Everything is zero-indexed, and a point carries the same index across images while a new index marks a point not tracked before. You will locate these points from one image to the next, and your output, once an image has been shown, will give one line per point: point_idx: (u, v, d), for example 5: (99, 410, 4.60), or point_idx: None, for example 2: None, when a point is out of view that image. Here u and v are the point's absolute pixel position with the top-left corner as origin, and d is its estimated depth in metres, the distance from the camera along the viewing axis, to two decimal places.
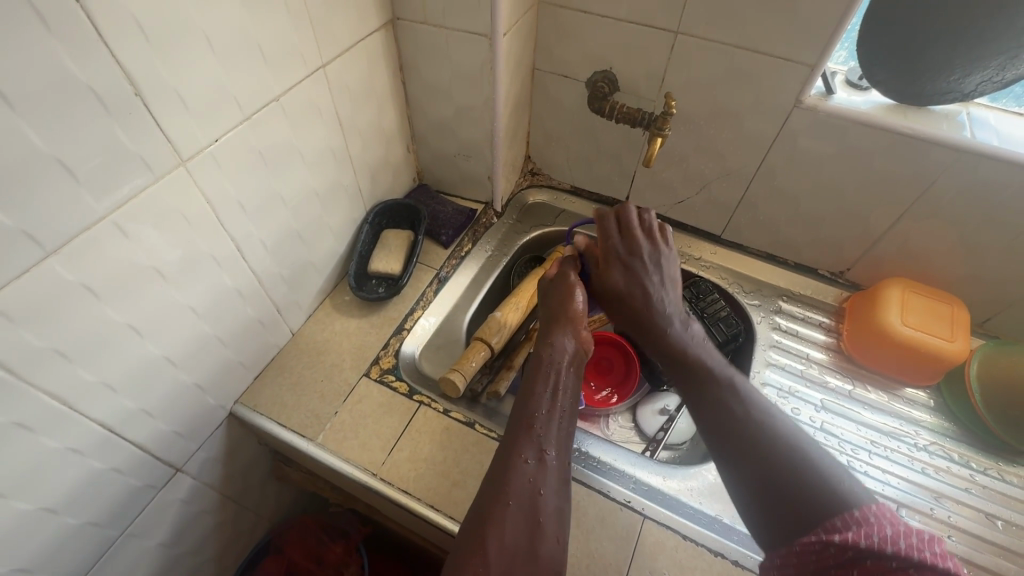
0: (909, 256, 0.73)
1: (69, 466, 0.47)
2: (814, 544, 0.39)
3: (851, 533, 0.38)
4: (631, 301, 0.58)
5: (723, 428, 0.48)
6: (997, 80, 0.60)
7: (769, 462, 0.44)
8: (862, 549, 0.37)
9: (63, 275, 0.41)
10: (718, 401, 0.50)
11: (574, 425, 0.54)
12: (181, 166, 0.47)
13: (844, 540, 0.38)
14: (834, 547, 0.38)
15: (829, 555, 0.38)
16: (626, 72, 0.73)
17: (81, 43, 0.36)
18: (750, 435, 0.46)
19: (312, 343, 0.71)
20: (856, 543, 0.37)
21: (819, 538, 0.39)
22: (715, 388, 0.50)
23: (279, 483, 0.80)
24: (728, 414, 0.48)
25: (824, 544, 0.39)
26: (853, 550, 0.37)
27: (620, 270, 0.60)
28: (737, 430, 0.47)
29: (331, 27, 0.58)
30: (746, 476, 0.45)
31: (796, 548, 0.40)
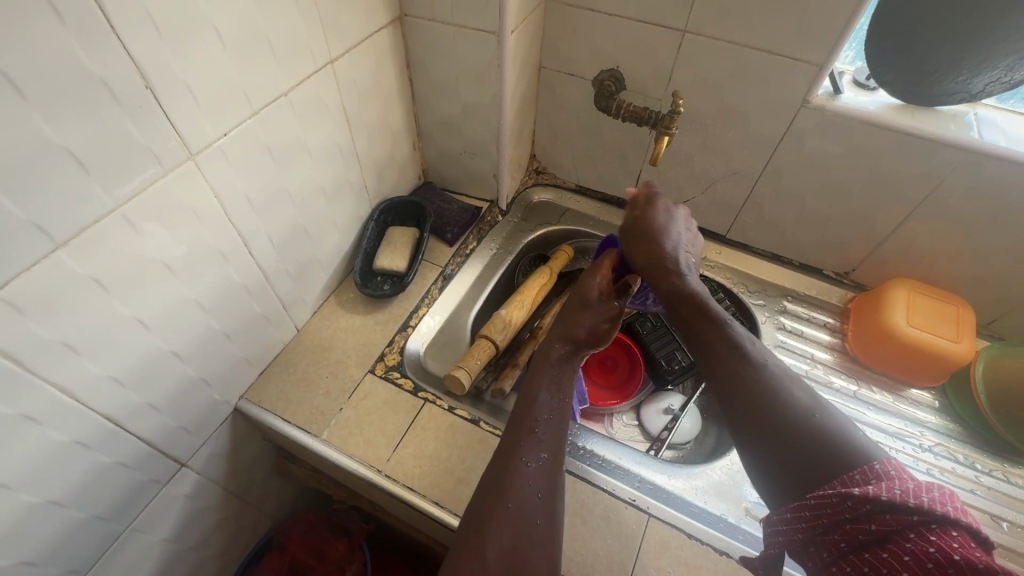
0: (915, 257, 0.73)
1: (75, 459, 0.47)
2: (831, 497, 0.38)
3: (872, 486, 0.37)
4: (654, 245, 0.62)
5: (736, 392, 0.47)
6: (1005, 81, 0.59)
7: (781, 428, 0.44)
8: (882, 503, 0.36)
9: (73, 267, 0.41)
10: (730, 363, 0.49)
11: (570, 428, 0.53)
12: (191, 160, 0.47)
13: (864, 492, 0.37)
14: (851, 500, 0.37)
15: (845, 508, 0.37)
16: (633, 70, 0.73)
17: (95, 36, 0.37)
18: (761, 400, 0.46)
19: (318, 339, 0.71)
20: (875, 495, 0.36)
21: (837, 491, 0.38)
22: (726, 341, 0.50)
23: (283, 479, 0.80)
24: (744, 374, 0.48)
25: (841, 498, 0.38)
26: (872, 504, 0.36)
27: (664, 222, 0.64)
28: (750, 394, 0.46)
29: (341, 23, 0.58)
30: (761, 447, 0.44)
31: (810, 501, 0.39)
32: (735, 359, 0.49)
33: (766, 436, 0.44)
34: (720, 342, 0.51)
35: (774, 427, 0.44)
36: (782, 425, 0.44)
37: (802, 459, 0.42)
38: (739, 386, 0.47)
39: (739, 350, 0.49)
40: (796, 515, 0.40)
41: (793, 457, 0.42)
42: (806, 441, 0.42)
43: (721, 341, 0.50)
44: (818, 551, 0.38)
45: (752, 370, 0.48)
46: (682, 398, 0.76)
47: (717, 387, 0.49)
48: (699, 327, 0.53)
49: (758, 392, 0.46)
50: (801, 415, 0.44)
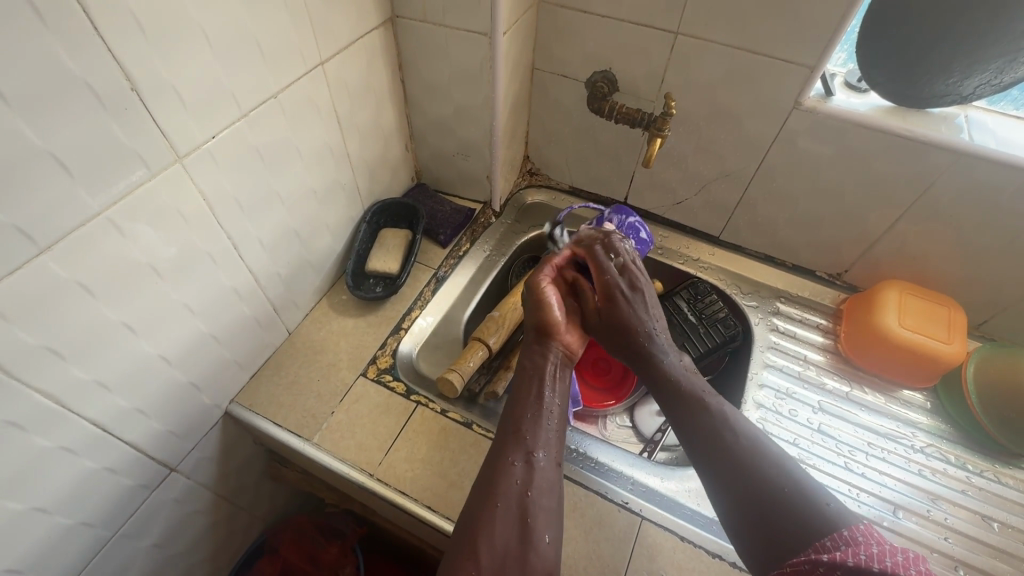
0: (907, 258, 0.74)
1: (62, 466, 0.47)
2: (803, 563, 0.41)
3: (839, 551, 0.39)
4: (630, 334, 0.58)
5: (718, 465, 0.49)
6: (995, 83, 0.60)
7: (758, 503, 0.46)
8: (849, 567, 0.38)
9: (57, 272, 0.40)
10: (711, 436, 0.50)
11: (563, 426, 0.54)
12: (178, 163, 0.46)
13: (832, 557, 0.39)
14: (821, 566, 0.39)
15: (817, 574, 0.40)
16: (625, 72, 0.73)
17: (79, 40, 0.36)
18: (740, 474, 0.47)
19: (310, 342, 0.70)
20: (842, 559, 0.39)
21: (809, 558, 0.41)
22: (708, 415, 0.51)
23: (274, 483, 0.79)
24: (727, 452, 0.49)
25: (812, 564, 0.40)
26: (841, 568, 0.38)
27: (623, 290, 0.60)
28: (730, 469, 0.48)
29: (331, 25, 0.57)
30: (736, 512, 0.47)
31: (785, 568, 0.41)
32: (718, 434, 0.50)
33: (744, 505, 0.46)
34: (702, 415, 0.52)
35: (755, 501, 0.46)
36: (762, 501, 0.45)
37: (774, 534, 0.44)
38: (723, 461, 0.48)
39: (721, 424, 0.51)
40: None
41: (766, 529, 0.44)
42: (778, 511, 0.45)
43: (702, 415, 0.52)
44: None
45: (734, 444, 0.49)
46: None
47: (699, 459, 0.50)
48: (677, 397, 0.54)
49: (738, 464, 0.48)
50: (780, 484, 0.46)
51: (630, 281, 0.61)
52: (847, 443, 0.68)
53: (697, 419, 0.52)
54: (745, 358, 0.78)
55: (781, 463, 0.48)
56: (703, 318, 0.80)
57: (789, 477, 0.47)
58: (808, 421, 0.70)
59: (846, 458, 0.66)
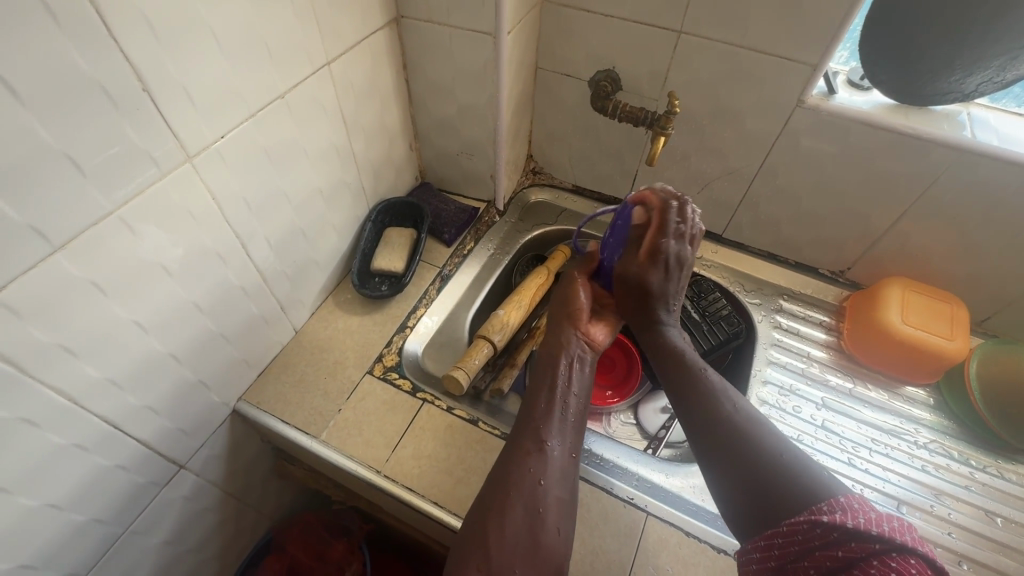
0: (909, 255, 0.74)
1: (74, 462, 0.47)
2: (801, 524, 0.41)
3: (838, 514, 0.40)
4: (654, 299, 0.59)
5: (713, 434, 0.49)
6: (998, 81, 0.60)
7: (750, 469, 0.46)
8: (847, 530, 0.38)
9: (70, 270, 0.41)
10: (708, 408, 0.51)
11: (580, 418, 0.54)
12: (188, 162, 0.47)
13: (831, 519, 0.39)
14: (820, 528, 0.40)
15: (814, 535, 0.40)
16: (628, 71, 0.73)
17: (92, 40, 0.37)
18: (734, 442, 0.48)
19: (316, 340, 0.71)
20: (841, 522, 0.39)
21: (807, 518, 0.41)
22: (705, 387, 0.52)
23: (281, 480, 0.80)
24: (723, 422, 0.49)
25: (810, 525, 0.40)
26: (839, 530, 0.39)
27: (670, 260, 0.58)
28: (724, 438, 0.48)
29: (337, 25, 0.58)
30: (728, 478, 0.47)
31: (781, 529, 0.42)
32: (714, 404, 0.51)
33: (736, 473, 0.46)
34: (701, 388, 0.52)
35: (746, 469, 0.46)
36: (756, 470, 0.45)
37: (764, 497, 0.44)
38: (718, 431, 0.49)
39: (719, 396, 0.51)
40: (768, 544, 0.42)
41: (760, 495, 0.44)
42: (771, 476, 0.45)
43: (700, 386, 0.52)
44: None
45: (731, 416, 0.50)
46: None
47: (696, 429, 0.51)
48: (677, 368, 0.55)
49: (732, 434, 0.48)
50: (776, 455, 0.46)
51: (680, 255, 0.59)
52: (851, 439, 0.68)
53: (695, 391, 0.52)
54: (748, 355, 0.78)
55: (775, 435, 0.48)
56: (706, 316, 0.80)
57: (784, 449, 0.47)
58: (812, 418, 0.70)
59: (850, 454, 0.67)
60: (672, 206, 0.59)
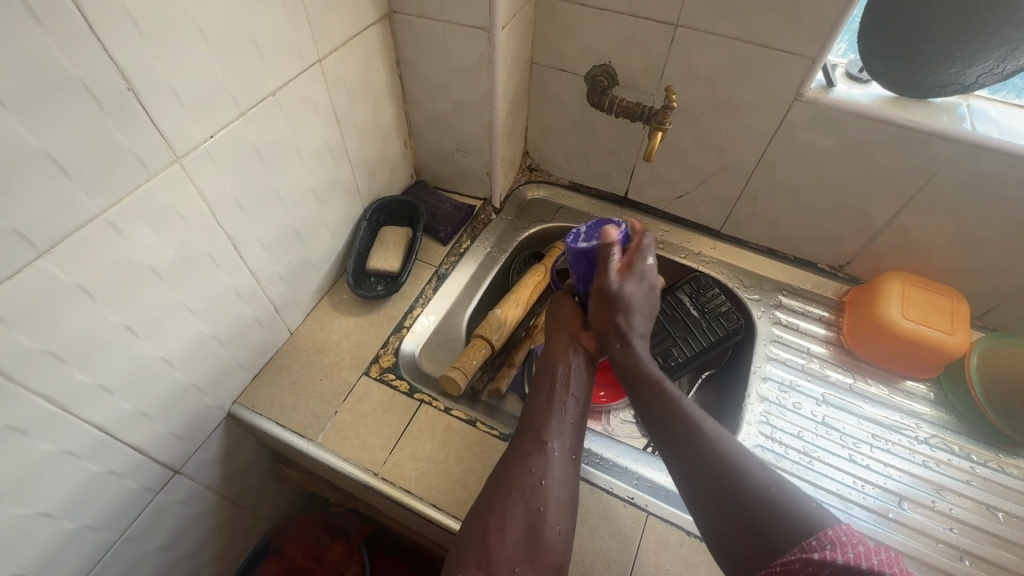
0: (908, 249, 0.74)
1: (66, 469, 0.47)
2: (793, 562, 0.39)
3: (828, 550, 0.38)
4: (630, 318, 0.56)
5: (693, 463, 0.48)
6: (998, 72, 0.59)
7: (731, 499, 0.45)
8: (838, 565, 0.37)
9: (57, 276, 0.40)
10: (691, 440, 0.49)
11: (579, 421, 0.54)
12: (176, 163, 0.46)
13: (821, 556, 0.38)
14: (811, 565, 0.38)
15: (806, 574, 0.38)
16: (625, 65, 0.72)
17: (75, 40, 0.36)
18: (716, 475, 0.46)
19: (311, 341, 0.70)
20: (831, 558, 0.37)
21: (798, 555, 0.39)
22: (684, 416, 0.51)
23: (278, 483, 0.79)
24: (705, 454, 0.48)
25: (802, 562, 0.39)
26: (830, 566, 0.37)
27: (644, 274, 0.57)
28: (706, 470, 0.47)
29: (328, 21, 0.57)
30: (708, 513, 0.46)
31: (774, 568, 0.40)
32: (693, 434, 0.49)
33: (714, 503, 0.46)
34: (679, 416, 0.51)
35: (727, 501, 0.45)
36: (742, 505, 0.44)
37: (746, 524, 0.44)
38: (701, 464, 0.48)
39: (700, 424, 0.50)
40: None
41: (740, 526, 0.44)
42: (753, 505, 0.44)
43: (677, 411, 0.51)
44: None
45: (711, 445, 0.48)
46: None
47: (677, 463, 0.49)
48: (654, 392, 0.53)
49: (715, 465, 0.47)
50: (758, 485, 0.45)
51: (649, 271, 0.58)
52: (851, 435, 0.68)
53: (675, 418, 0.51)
54: (748, 351, 0.78)
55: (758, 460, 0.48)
56: (705, 313, 0.80)
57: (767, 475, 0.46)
58: (812, 414, 0.70)
59: (851, 450, 0.66)
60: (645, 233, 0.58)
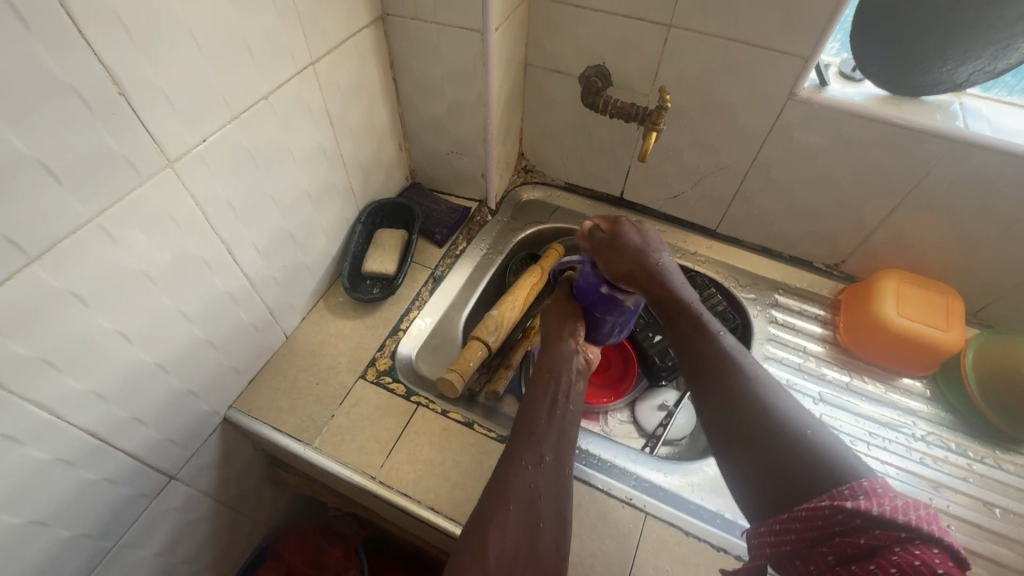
0: (902, 247, 0.74)
1: (60, 477, 0.46)
2: (823, 509, 0.38)
3: (862, 500, 0.37)
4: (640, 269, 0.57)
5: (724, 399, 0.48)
6: (989, 70, 0.59)
7: (766, 442, 0.44)
8: (872, 517, 0.36)
9: (48, 281, 0.40)
10: (726, 382, 0.49)
11: (575, 433, 0.54)
12: (169, 167, 0.45)
13: (855, 506, 0.37)
14: (842, 515, 0.37)
15: (835, 521, 0.38)
16: (619, 66, 0.73)
17: (65, 45, 0.36)
18: (749, 416, 0.46)
19: (307, 345, 0.70)
20: (866, 510, 0.36)
21: (829, 504, 0.38)
22: (719, 360, 0.50)
23: (275, 487, 0.79)
24: (740, 397, 0.47)
25: (832, 510, 0.38)
26: (863, 517, 0.36)
27: (630, 232, 0.59)
28: (736, 407, 0.47)
29: (321, 24, 0.57)
30: (738, 456, 0.46)
31: (801, 513, 0.39)
32: (729, 377, 0.49)
33: (747, 445, 0.45)
34: (714, 357, 0.50)
35: (752, 440, 0.45)
36: (777, 449, 0.44)
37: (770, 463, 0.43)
38: (736, 410, 0.47)
39: (736, 366, 0.50)
40: (786, 526, 0.40)
41: (772, 469, 0.43)
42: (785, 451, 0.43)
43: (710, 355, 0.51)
44: (806, 563, 0.39)
45: (748, 389, 0.48)
46: (676, 394, 0.77)
47: (711, 407, 0.49)
48: (687, 333, 0.53)
49: (745, 405, 0.47)
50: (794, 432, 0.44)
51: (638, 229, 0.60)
52: (849, 433, 0.68)
53: (710, 362, 0.50)
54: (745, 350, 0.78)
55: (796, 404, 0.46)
56: None
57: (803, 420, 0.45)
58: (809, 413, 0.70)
59: None
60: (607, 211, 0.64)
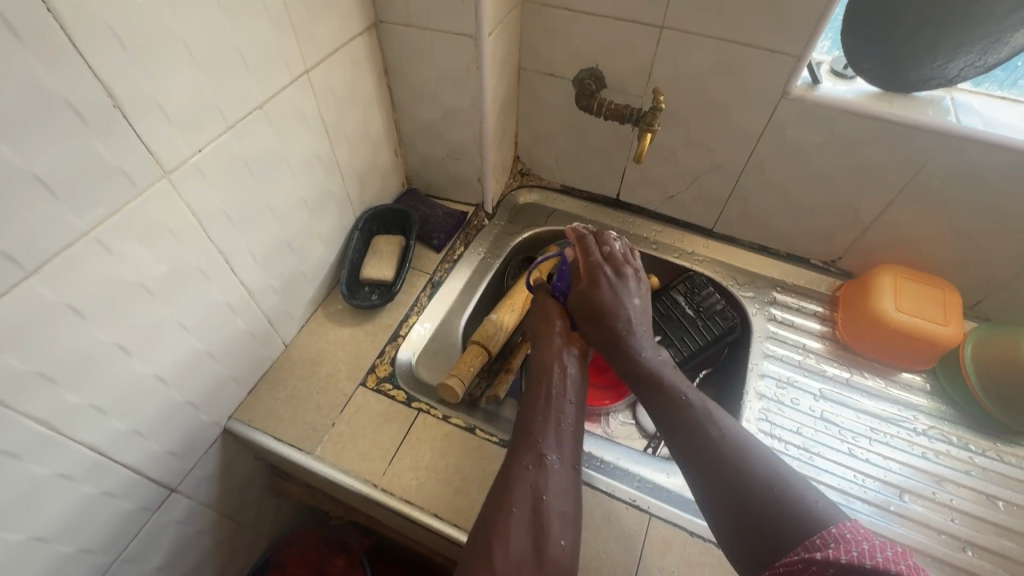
0: (898, 242, 0.74)
1: (60, 492, 0.46)
2: (796, 562, 0.39)
3: (831, 549, 0.38)
4: (615, 318, 0.57)
5: (693, 458, 0.48)
6: (979, 65, 0.60)
7: (741, 498, 0.45)
8: (842, 564, 0.36)
9: (45, 295, 0.39)
10: (698, 436, 0.49)
11: (579, 430, 0.53)
12: (165, 178, 0.45)
13: (824, 556, 0.38)
14: (814, 565, 0.38)
15: (811, 574, 0.38)
16: (612, 68, 0.73)
17: (59, 58, 0.35)
18: (723, 471, 0.46)
19: (307, 353, 0.69)
20: (835, 557, 0.37)
21: (801, 556, 0.39)
22: (691, 413, 0.51)
23: (277, 497, 0.78)
24: (712, 451, 0.48)
25: (805, 562, 0.38)
26: (834, 566, 0.37)
27: (607, 275, 0.59)
28: (708, 469, 0.47)
29: (315, 32, 0.57)
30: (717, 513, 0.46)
31: (778, 569, 0.39)
32: (700, 432, 0.49)
33: (724, 500, 0.45)
34: (682, 413, 0.51)
35: (729, 493, 0.45)
36: (752, 503, 0.44)
37: (745, 524, 0.44)
38: (710, 464, 0.47)
39: (703, 420, 0.50)
40: None
41: (752, 526, 0.43)
42: (761, 504, 0.43)
43: (681, 409, 0.51)
44: None
45: (718, 442, 0.48)
46: None
47: (687, 463, 0.49)
48: (659, 388, 0.53)
49: (718, 463, 0.47)
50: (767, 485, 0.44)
51: (615, 268, 0.60)
52: (850, 429, 0.68)
53: (682, 417, 0.51)
54: (745, 349, 0.78)
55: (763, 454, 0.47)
56: (700, 312, 0.79)
57: (774, 473, 0.45)
58: (811, 410, 0.70)
59: (850, 444, 0.66)
60: (588, 235, 0.62)
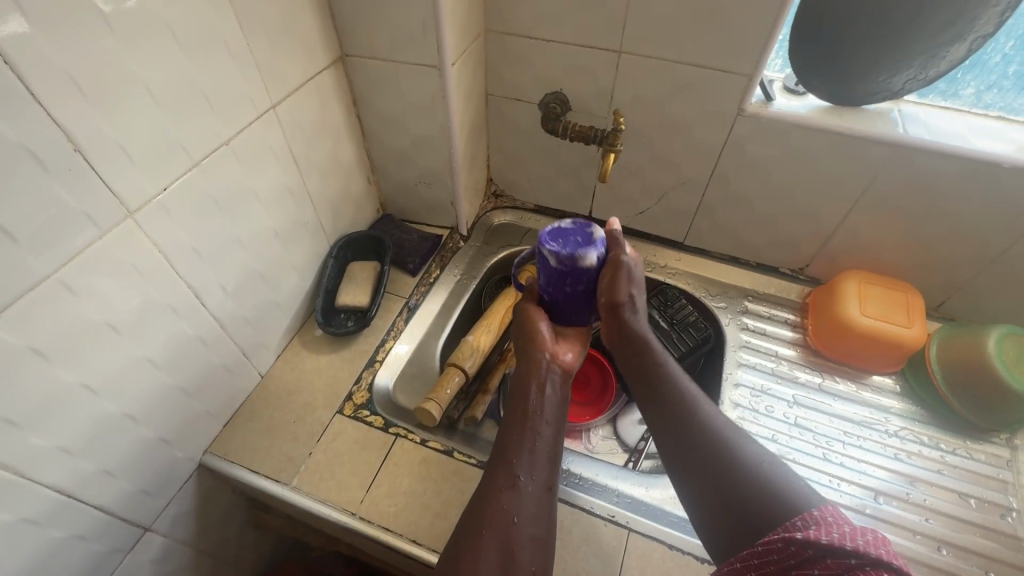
0: (861, 249, 0.76)
1: (26, 537, 0.45)
2: (776, 542, 0.38)
3: (813, 531, 0.37)
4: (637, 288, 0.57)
5: (688, 444, 0.49)
6: (921, 78, 0.63)
7: (732, 484, 0.45)
8: (822, 545, 0.36)
9: (8, 340, 0.39)
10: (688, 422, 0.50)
11: (557, 446, 0.53)
12: (129, 218, 0.46)
13: (805, 536, 0.37)
14: (794, 544, 0.37)
15: (789, 553, 0.37)
16: (575, 91, 0.75)
17: (16, 107, 0.36)
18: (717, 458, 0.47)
19: (282, 384, 0.69)
20: (815, 538, 0.36)
21: (782, 537, 0.38)
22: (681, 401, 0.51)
23: (258, 531, 0.77)
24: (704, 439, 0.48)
25: (785, 543, 0.38)
26: (813, 547, 0.36)
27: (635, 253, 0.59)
28: (698, 461, 0.48)
29: (280, 68, 0.58)
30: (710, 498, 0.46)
31: (757, 548, 0.39)
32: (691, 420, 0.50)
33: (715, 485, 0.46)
34: (674, 400, 0.51)
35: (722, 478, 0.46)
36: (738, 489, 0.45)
37: (737, 508, 0.44)
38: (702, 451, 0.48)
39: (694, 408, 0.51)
40: (745, 563, 0.39)
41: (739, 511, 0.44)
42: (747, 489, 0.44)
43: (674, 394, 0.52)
44: None
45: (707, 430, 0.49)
46: None
47: (682, 451, 0.49)
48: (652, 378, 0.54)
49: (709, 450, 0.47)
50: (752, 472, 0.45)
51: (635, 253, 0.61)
52: (824, 433, 0.69)
53: (673, 405, 0.51)
54: (719, 359, 0.79)
55: (749, 448, 0.47)
56: (674, 324, 0.82)
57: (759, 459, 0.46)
58: (785, 416, 0.71)
59: (825, 449, 0.68)
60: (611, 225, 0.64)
